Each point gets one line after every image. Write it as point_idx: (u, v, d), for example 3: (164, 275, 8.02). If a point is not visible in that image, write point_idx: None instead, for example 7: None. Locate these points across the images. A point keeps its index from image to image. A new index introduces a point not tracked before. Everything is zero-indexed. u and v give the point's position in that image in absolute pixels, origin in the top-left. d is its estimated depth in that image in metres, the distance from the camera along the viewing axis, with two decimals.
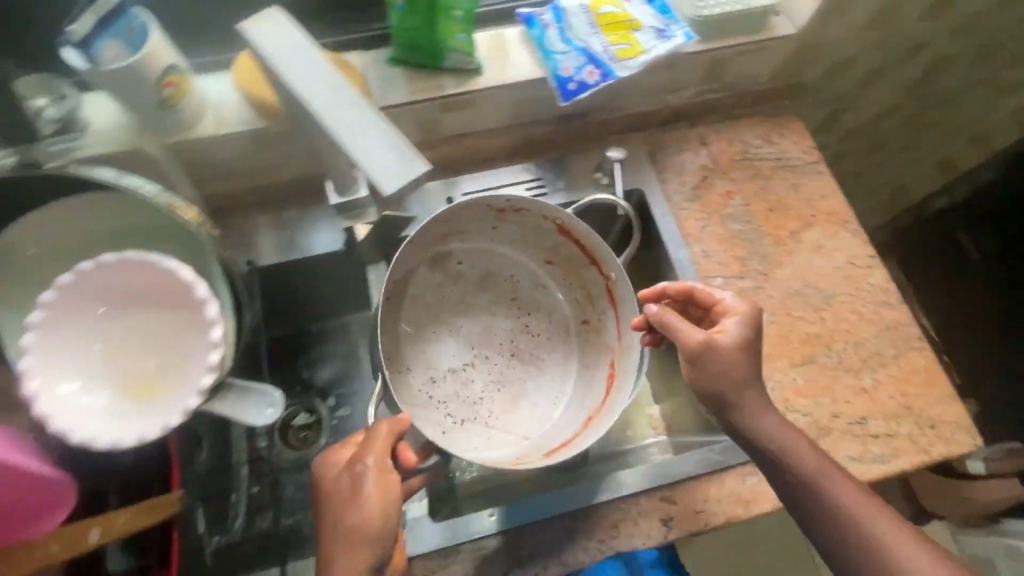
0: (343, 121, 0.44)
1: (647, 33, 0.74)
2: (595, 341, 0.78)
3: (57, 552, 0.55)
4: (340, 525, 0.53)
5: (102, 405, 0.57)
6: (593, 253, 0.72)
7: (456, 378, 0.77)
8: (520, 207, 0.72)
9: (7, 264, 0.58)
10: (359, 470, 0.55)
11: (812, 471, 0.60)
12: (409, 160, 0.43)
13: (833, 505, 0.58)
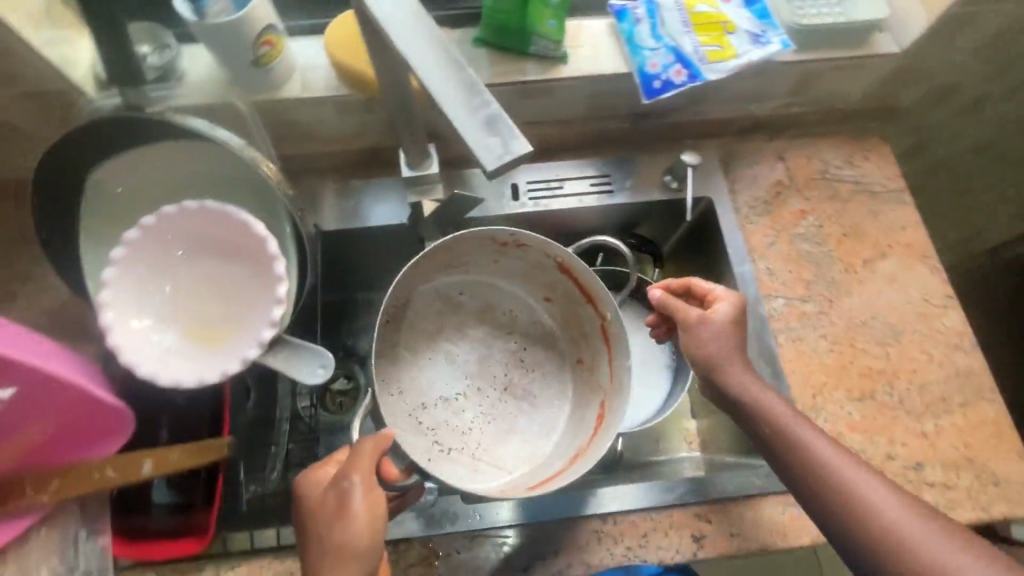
0: (447, 91, 0.43)
1: (741, 37, 0.72)
2: (587, 380, 0.73)
3: (112, 476, 0.60)
4: (328, 544, 0.51)
5: (168, 344, 0.60)
6: (591, 292, 0.67)
7: (446, 407, 0.73)
8: (522, 242, 0.68)
9: (100, 199, 0.63)
10: (345, 487, 0.52)
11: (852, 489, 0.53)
12: (509, 139, 0.42)
13: (884, 530, 0.51)
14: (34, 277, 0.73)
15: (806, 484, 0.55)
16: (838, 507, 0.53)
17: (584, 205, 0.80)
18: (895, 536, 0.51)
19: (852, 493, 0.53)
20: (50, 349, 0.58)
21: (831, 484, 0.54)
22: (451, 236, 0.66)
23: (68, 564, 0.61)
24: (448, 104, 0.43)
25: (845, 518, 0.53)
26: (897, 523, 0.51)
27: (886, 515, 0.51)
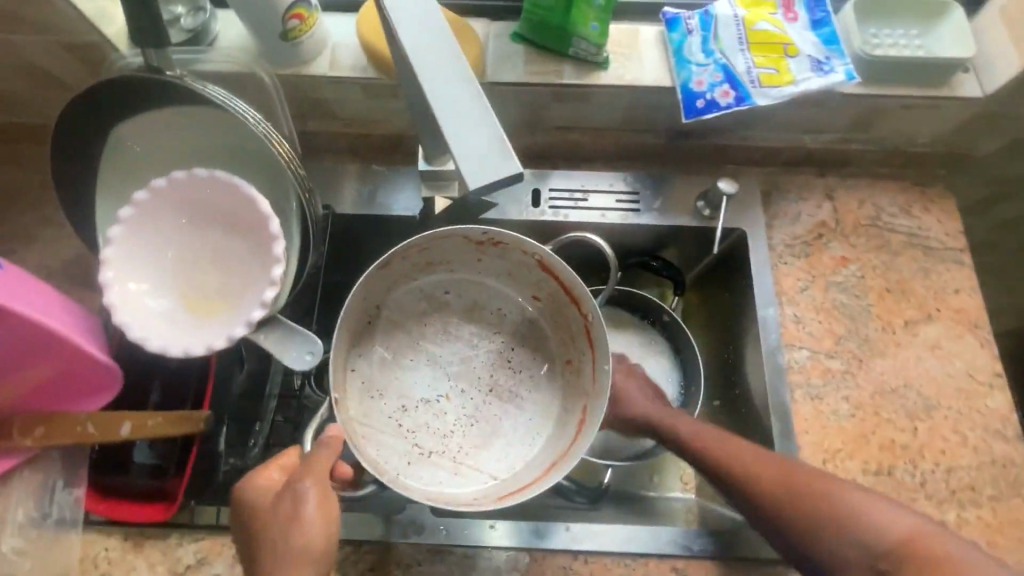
0: (445, 100, 0.42)
1: (802, 62, 0.65)
2: (575, 384, 0.70)
3: (91, 432, 0.60)
4: (282, 552, 0.50)
5: (161, 310, 0.60)
6: (572, 290, 0.66)
7: (427, 408, 0.70)
8: (497, 241, 0.66)
9: (117, 154, 0.63)
10: (296, 490, 0.52)
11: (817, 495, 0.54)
12: (502, 160, 0.41)
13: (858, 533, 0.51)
14: (56, 222, 0.75)
15: (774, 511, 0.55)
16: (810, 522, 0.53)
17: (606, 221, 0.75)
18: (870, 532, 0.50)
19: (813, 497, 0.54)
20: (47, 298, 0.60)
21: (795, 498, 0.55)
22: (420, 236, 0.65)
23: (42, 509, 0.62)
24: (443, 115, 0.41)
25: (824, 536, 0.52)
26: (867, 519, 0.51)
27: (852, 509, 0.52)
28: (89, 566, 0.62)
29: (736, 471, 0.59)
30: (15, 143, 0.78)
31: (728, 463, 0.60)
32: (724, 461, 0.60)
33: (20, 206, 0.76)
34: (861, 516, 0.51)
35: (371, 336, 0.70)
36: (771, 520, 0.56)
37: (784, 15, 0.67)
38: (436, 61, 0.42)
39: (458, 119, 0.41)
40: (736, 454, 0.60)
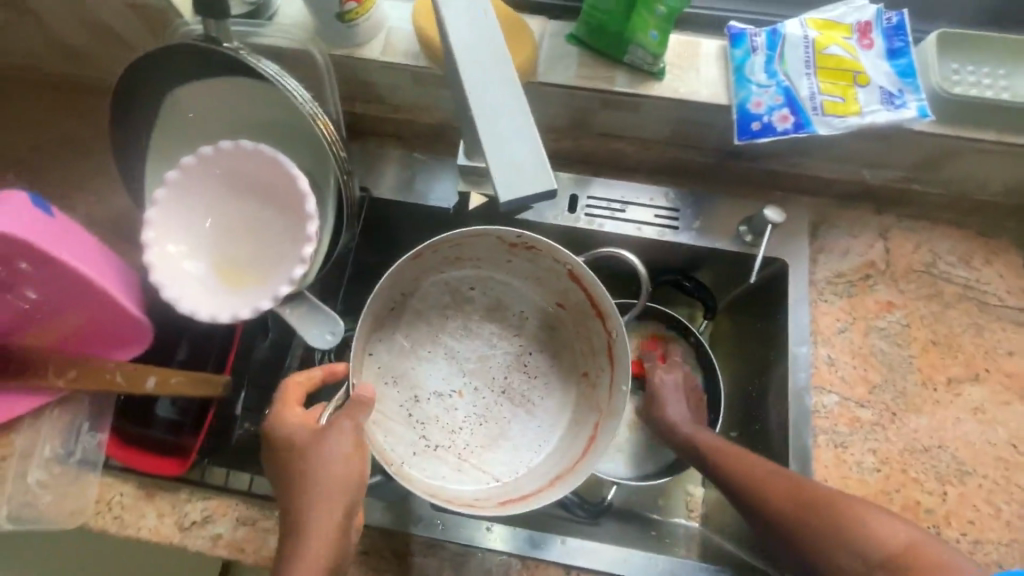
0: (485, 100, 0.41)
1: (871, 93, 0.61)
2: (589, 397, 0.69)
3: (119, 381, 0.63)
4: (317, 482, 0.50)
5: (195, 274, 0.62)
6: (599, 304, 0.65)
7: (439, 402, 0.70)
8: (531, 245, 0.65)
9: (173, 118, 0.66)
10: (337, 429, 0.52)
11: (819, 507, 0.54)
12: (536, 171, 0.40)
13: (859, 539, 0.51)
14: (110, 176, 0.78)
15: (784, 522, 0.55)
16: (815, 530, 0.54)
17: (642, 235, 0.73)
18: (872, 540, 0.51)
19: (814, 507, 0.54)
20: (94, 248, 0.63)
21: (801, 507, 0.55)
22: (453, 232, 0.64)
23: (67, 448, 0.66)
24: (480, 116, 0.41)
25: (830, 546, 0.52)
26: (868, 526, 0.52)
27: (853, 518, 0.52)
28: (103, 508, 0.65)
29: (746, 483, 0.59)
30: (80, 96, 0.82)
31: (738, 477, 0.60)
32: (737, 473, 0.60)
33: (79, 157, 0.79)
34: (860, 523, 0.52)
35: (391, 323, 0.70)
36: (780, 534, 0.56)
37: (859, 40, 0.63)
38: (478, 61, 0.42)
39: (497, 123, 0.41)
40: (744, 466, 0.60)
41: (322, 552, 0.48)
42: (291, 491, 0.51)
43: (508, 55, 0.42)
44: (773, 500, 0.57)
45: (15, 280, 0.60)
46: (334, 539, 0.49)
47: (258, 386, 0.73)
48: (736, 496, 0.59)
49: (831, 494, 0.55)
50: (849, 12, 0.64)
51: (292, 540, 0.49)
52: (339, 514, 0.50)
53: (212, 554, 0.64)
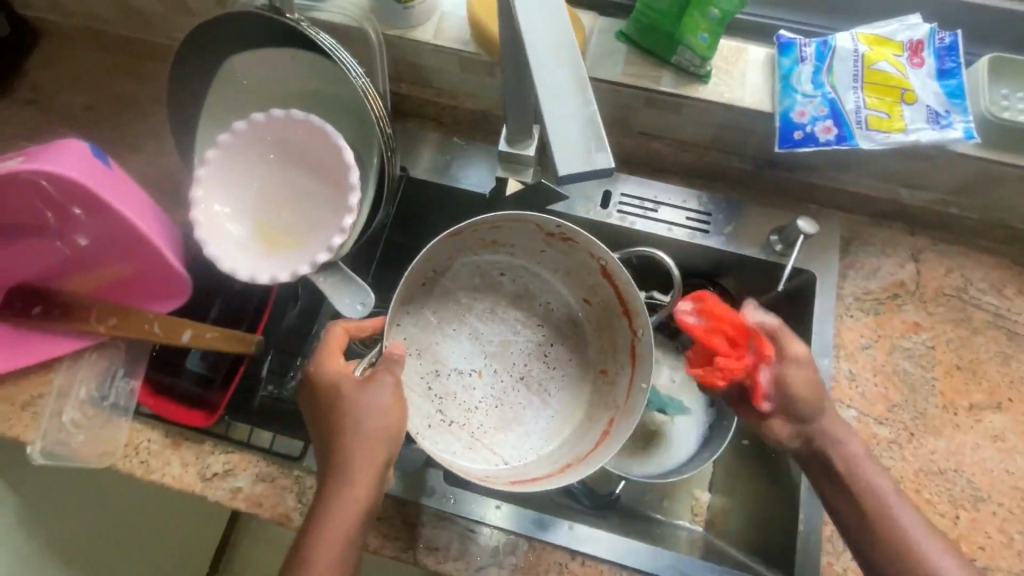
0: (549, 80, 0.42)
1: (918, 110, 0.61)
2: (606, 393, 0.70)
3: (156, 331, 0.65)
4: (357, 431, 0.52)
5: (237, 235, 0.64)
6: (629, 302, 0.66)
7: (459, 379, 0.71)
8: (569, 237, 0.65)
9: (227, 83, 0.68)
10: (378, 381, 0.54)
11: (875, 494, 0.57)
12: (593, 150, 0.41)
13: (897, 540, 0.55)
14: (159, 137, 0.81)
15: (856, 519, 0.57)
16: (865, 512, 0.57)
17: (673, 236, 0.74)
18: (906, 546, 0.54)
19: (879, 504, 0.57)
20: (149, 204, 0.66)
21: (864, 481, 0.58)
22: (492, 216, 0.65)
23: (101, 392, 0.69)
24: (543, 95, 0.42)
25: (866, 529, 0.56)
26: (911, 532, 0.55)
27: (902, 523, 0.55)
28: (131, 452, 0.67)
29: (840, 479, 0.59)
30: (138, 58, 0.85)
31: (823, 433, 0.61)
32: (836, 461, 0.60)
33: (132, 116, 0.82)
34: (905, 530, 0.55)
35: (420, 297, 0.71)
36: (834, 490, 0.59)
37: (910, 58, 0.62)
38: (544, 40, 0.42)
39: (558, 104, 0.42)
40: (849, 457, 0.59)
41: (359, 499, 0.51)
42: (332, 438, 0.53)
43: (574, 36, 0.43)
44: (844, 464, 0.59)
45: (71, 226, 0.64)
46: (369, 490, 0.51)
47: (283, 351, 0.76)
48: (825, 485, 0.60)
49: (892, 491, 0.57)
50: (902, 29, 0.63)
51: (333, 486, 0.51)
52: (380, 462, 0.52)
53: (230, 506, 0.66)
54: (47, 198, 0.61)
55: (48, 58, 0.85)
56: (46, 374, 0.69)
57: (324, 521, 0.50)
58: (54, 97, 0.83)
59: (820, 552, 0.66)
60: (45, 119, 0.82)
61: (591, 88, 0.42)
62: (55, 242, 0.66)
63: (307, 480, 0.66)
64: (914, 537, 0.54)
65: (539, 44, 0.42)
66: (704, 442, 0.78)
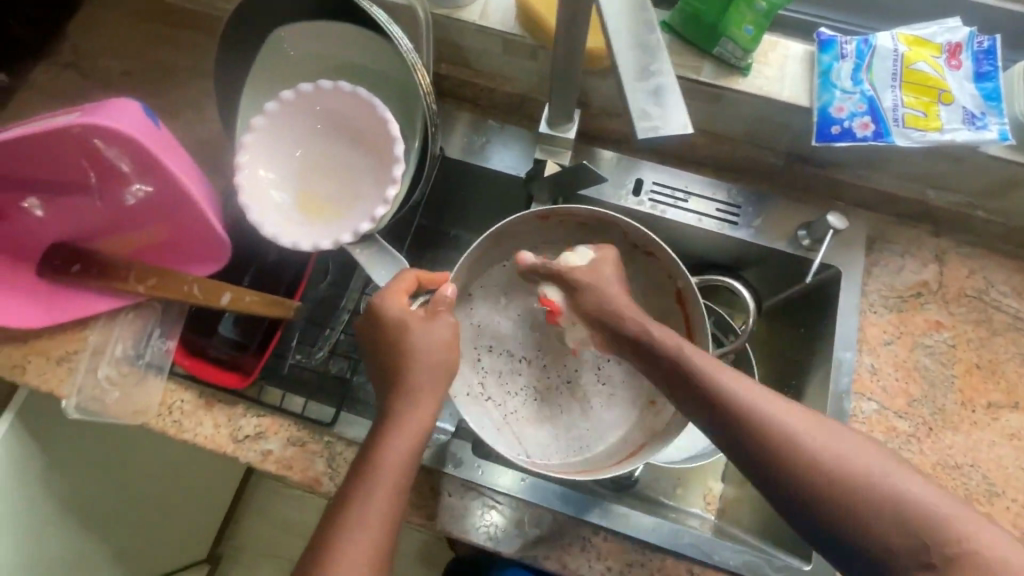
0: (627, 51, 0.43)
1: (954, 111, 0.63)
2: (647, 423, 0.69)
3: (197, 293, 0.66)
4: (426, 366, 0.56)
5: (281, 203, 0.65)
6: (696, 333, 0.66)
7: (507, 361, 0.74)
8: (652, 252, 0.66)
9: (275, 54, 0.69)
10: (439, 319, 0.58)
11: (785, 429, 0.48)
12: (676, 113, 0.43)
13: (831, 471, 0.45)
14: (199, 106, 0.82)
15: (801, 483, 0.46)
16: (804, 471, 0.46)
17: (701, 226, 0.75)
18: (869, 496, 0.44)
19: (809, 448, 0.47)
20: (193, 168, 0.67)
21: (784, 429, 0.48)
22: (588, 209, 0.66)
23: (137, 351, 0.70)
24: (623, 67, 0.43)
25: (815, 496, 0.46)
26: (875, 480, 0.45)
27: (851, 467, 0.45)
28: (164, 412, 0.68)
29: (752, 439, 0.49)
30: (179, 28, 0.86)
31: (710, 386, 0.52)
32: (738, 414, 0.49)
33: (173, 84, 0.83)
34: (860, 476, 0.45)
35: (497, 274, 0.74)
36: (760, 460, 0.48)
37: (948, 60, 0.64)
38: (622, 10, 0.43)
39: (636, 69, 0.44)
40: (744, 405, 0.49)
41: (404, 455, 0.53)
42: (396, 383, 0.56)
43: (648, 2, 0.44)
44: (752, 419, 0.49)
45: (115, 185, 0.65)
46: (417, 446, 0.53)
47: (314, 321, 0.76)
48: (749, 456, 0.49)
49: (802, 421, 0.48)
50: (941, 32, 0.64)
51: (377, 443, 0.53)
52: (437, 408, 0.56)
53: (260, 468, 0.67)
54: (95, 155, 0.61)
55: (89, 23, 0.86)
56: (80, 332, 0.70)
57: (369, 474, 0.51)
58: (95, 62, 0.84)
59: None
60: (85, 84, 0.83)
61: (667, 60, 0.44)
62: (97, 202, 0.66)
63: (337, 445, 0.67)
64: (875, 482, 0.45)
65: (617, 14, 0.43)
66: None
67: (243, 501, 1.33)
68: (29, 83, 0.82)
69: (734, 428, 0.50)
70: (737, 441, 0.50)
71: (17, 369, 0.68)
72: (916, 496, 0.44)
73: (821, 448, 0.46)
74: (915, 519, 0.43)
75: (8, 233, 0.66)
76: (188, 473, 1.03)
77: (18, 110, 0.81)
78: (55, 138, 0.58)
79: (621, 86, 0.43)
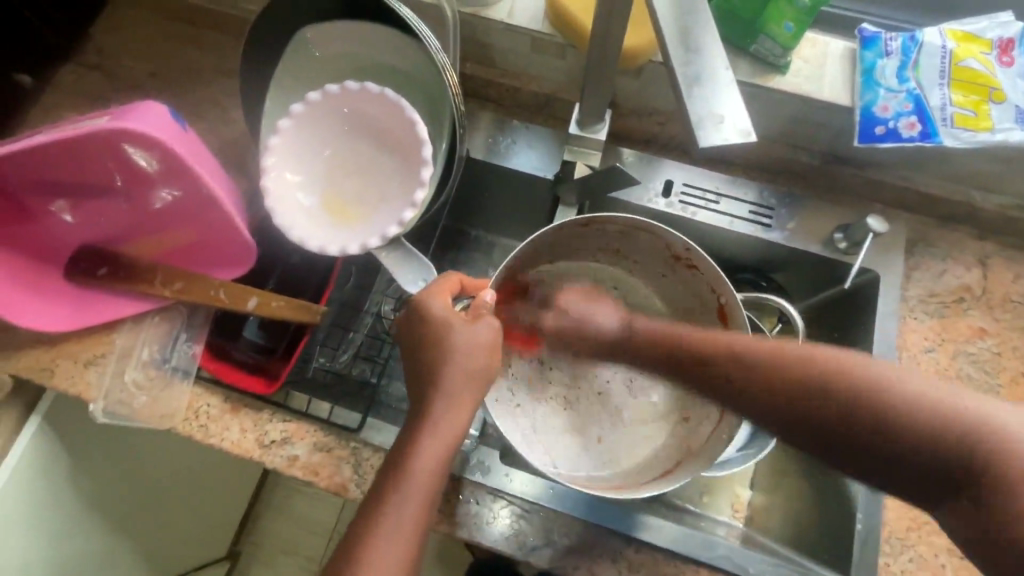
0: (684, 58, 0.42)
1: (1006, 110, 0.60)
2: (682, 440, 0.67)
3: (224, 297, 0.66)
4: (452, 372, 0.55)
5: (307, 207, 0.64)
6: None
7: (539, 369, 0.73)
8: (695, 263, 0.65)
9: (302, 56, 0.68)
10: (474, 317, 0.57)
11: (777, 358, 0.51)
12: (739, 122, 0.41)
13: (826, 380, 0.47)
14: (224, 106, 0.82)
15: (801, 402, 0.48)
16: (795, 382, 0.48)
17: (734, 229, 0.73)
18: (879, 398, 0.44)
19: (802, 369, 0.48)
20: (217, 171, 0.67)
21: (769, 363, 0.51)
22: (631, 217, 0.64)
23: (164, 354, 0.70)
24: (681, 75, 0.42)
25: (833, 422, 0.46)
26: (883, 382, 0.45)
27: (835, 365, 0.47)
28: (191, 416, 0.68)
29: (744, 376, 0.52)
30: (203, 28, 0.86)
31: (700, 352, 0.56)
32: (724, 356, 0.54)
33: (197, 84, 0.83)
34: (866, 379, 0.45)
35: (527, 281, 0.73)
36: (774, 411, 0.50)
37: (999, 57, 0.61)
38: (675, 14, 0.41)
39: (692, 76, 0.42)
40: (728, 346, 0.54)
41: (432, 462, 0.52)
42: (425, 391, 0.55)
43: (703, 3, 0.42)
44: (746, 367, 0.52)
45: (142, 189, 0.65)
46: (446, 453, 0.53)
47: (339, 325, 0.76)
48: (747, 394, 0.52)
49: (790, 346, 0.51)
50: (992, 27, 0.61)
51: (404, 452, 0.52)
52: (466, 415, 0.55)
53: (286, 474, 0.66)
54: (123, 158, 0.61)
55: (112, 24, 0.86)
56: (107, 335, 0.70)
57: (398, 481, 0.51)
58: (119, 63, 0.84)
59: (878, 553, 0.64)
60: (110, 86, 0.83)
61: (727, 65, 0.42)
62: (123, 205, 0.66)
63: (364, 452, 0.66)
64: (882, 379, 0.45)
65: (671, 19, 0.42)
66: (751, 436, 0.73)
67: (262, 500, 1.33)
68: (55, 85, 0.82)
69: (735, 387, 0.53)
70: (734, 386, 0.53)
71: (46, 372, 0.68)
72: (929, 390, 0.43)
73: (815, 362, 0.48)
74: (938, 415, 0.42)
75: (36, 237, 0.66)
76: (210, 473, 1.04)
77: (43, 111, 0.81)
78: (82, 143, 0.58)
79: (680, 93, 0.41)
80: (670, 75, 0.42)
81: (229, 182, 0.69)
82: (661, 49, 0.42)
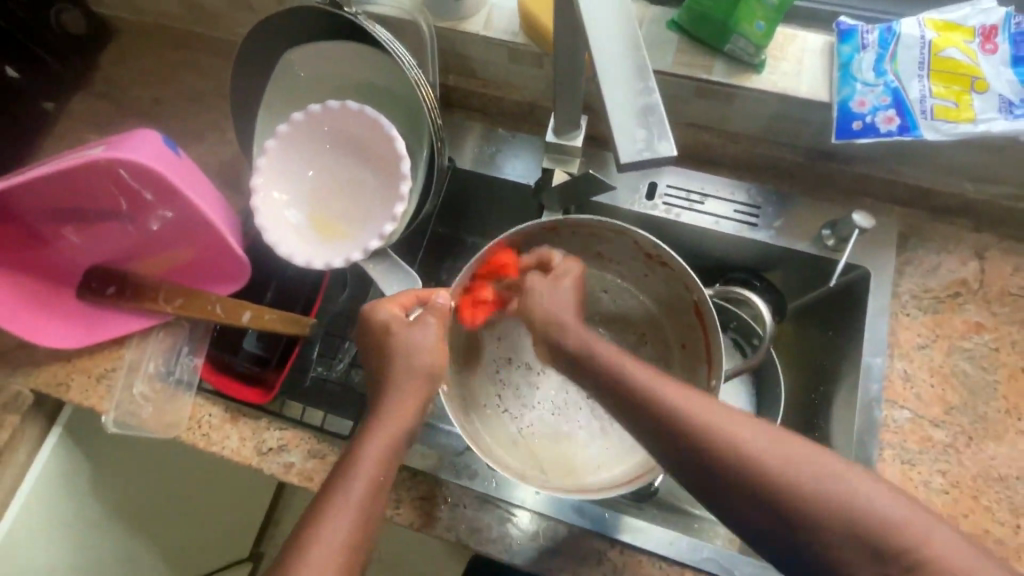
0: (612, 73, 0.42)
1: (989, 100, 0.59)
2: None
3: (218, 311, 0.69)
4: None
5: (292, 222, 0.67)
6: (711, 348, 0.65)
7: (525, 373, 0.74)
8: (666, 261, 0.65)
9: (287, 79, 0.71)
10: (424, 323, 0.59)
11: (753, 447, 0.47)
12: (658, 136, 0.41)
13: (796, 487, 0.46)
14: (223, 127, 0.85)
15: (772, 502, 0.46)
16: (770, 483, 0.46)
17: (719, 229, 0.73)
18: (842, 511, 0.44)
19: (773, 468, 0.46)
20: (209, 191, 0.70)
21: (747, 458, 0.47)
22: (597, 221, 0.65)
23: (168, 367, 0.73)
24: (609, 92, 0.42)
25: (793, 524, 0.45)
26: (853, 495, 0.45)
27: (807, 471, 0.46)
28: (194, 426, 0.71)
29: (724, 457, 0.48)
30: (204, 54, 0.89)
31: (710, 443, 0.48)
32: (702, 433, 0.49)
33: (198, 107, 0.87)
34: (836, 489, 0.45)
35: None
36: (768, 531, 0.47)
37: (981, 45, 0.59)
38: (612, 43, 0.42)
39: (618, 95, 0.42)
40: (710, 417, 0.49)
41: None
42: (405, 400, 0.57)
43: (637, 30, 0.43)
44: (752, 476, 0.47)
45: (143, 212, 0.68)
46: None
47: (332, 333, 0.78)
48: (718, 480, 0.48)
49: (767, 438, 0.48)
50: (973, 14, 0.60)
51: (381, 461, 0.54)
52: None
53: (284, 480, 0.69)
54: (122, 184, 0.64)
55: (119, 53, 0.90)
56: (116, 351, 0.74)
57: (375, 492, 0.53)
58: (126, 90, 0.88)
59: None
60: (118, 113, 0.87)
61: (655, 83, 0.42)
62: (126, 227, 0.70)
63: None
64: (893, 519, 0.44)
65: (605, 45, 0.42)
66: None
67: (282, 502, 1.38)
68: (68, 113, 0.87)
69: (743, 497, 0.47)
70: (708, 467, 0.48)
71: (62, 387, 0.73)
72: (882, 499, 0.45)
73: (786, 463, 0.46)
74: (896, 528, 0.43)
75: (48, 260, 0.70)
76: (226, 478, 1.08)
77: (54, 139, 0.85)
78: (82, 173, 0.61)
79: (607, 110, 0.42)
80: (599, 90, 0.42)
81: (221, 201, 0.72)
82: (591, 65, 0.42)
